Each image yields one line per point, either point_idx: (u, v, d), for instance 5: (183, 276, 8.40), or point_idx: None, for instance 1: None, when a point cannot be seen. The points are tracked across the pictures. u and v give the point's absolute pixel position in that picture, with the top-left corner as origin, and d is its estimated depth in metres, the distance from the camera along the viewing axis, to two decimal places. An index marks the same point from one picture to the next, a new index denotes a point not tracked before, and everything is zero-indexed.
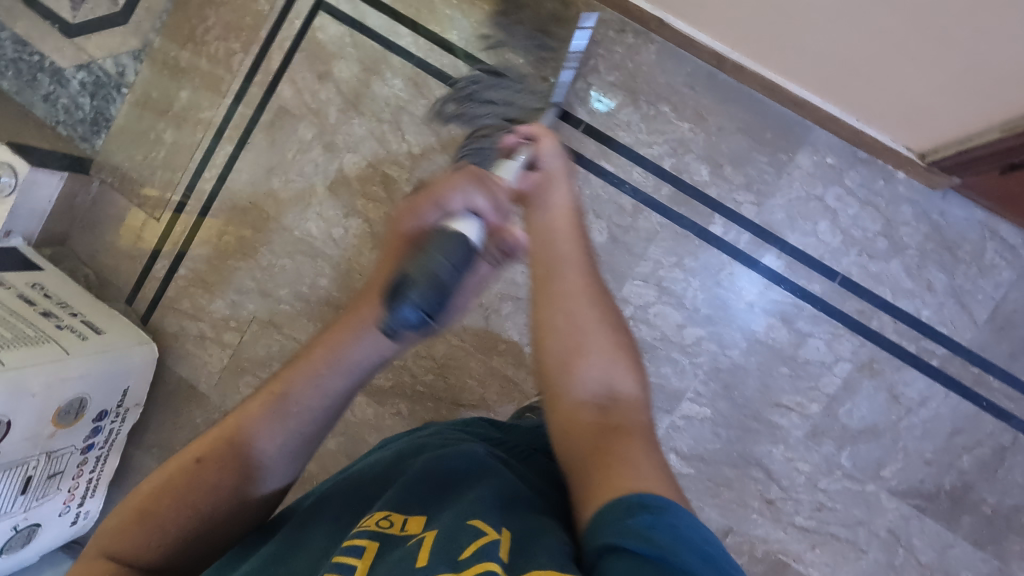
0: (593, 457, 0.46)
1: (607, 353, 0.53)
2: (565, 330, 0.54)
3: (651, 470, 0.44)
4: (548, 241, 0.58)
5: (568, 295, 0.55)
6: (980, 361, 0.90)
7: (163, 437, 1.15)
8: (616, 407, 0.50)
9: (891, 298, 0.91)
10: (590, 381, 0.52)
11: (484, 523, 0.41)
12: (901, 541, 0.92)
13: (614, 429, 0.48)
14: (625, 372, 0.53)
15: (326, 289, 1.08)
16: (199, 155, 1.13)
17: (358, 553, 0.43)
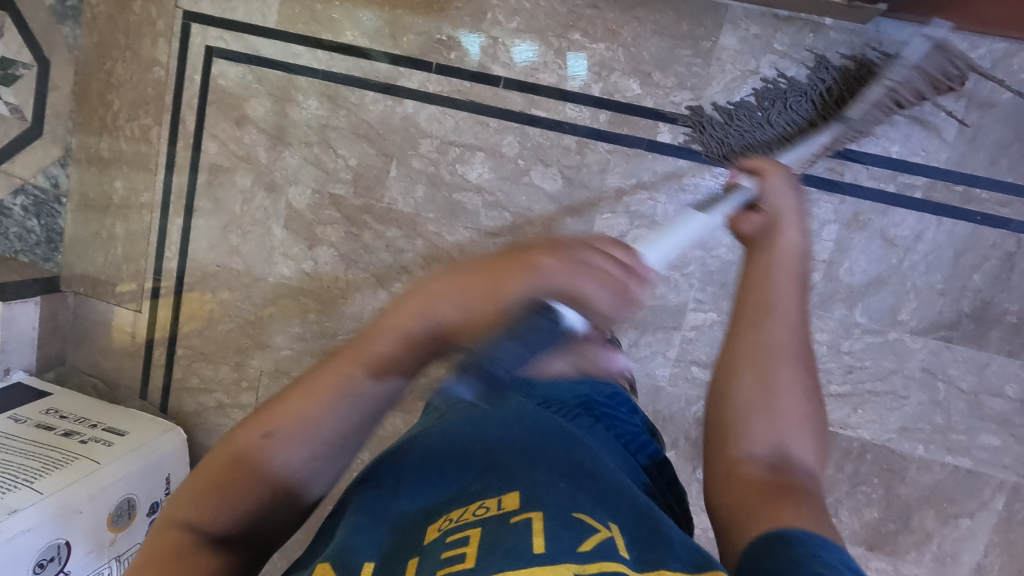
0: (750, 503, 0.46)
1: (822, 433, 0.50)
2: (763, 351, 0.51)
3: (835, 540, 0.42)
4: (764, 290, 0.53)
5: (770, 345, 0.51)
6: (963, 177, 0.87)
7: None
8: (811, 484, 0.47)
9: (856, 146, 0.89)
10: (758, 428, 0.49)
11: (593, 519, 0.47)
12: (938, 375, 0.91)
13: (780, 493, 0.46)
14: (805, 438, 0.49)
15: (318, 323, 1.09)
16: (154, 237, 1.13)
17: (467, 539, 0.45)
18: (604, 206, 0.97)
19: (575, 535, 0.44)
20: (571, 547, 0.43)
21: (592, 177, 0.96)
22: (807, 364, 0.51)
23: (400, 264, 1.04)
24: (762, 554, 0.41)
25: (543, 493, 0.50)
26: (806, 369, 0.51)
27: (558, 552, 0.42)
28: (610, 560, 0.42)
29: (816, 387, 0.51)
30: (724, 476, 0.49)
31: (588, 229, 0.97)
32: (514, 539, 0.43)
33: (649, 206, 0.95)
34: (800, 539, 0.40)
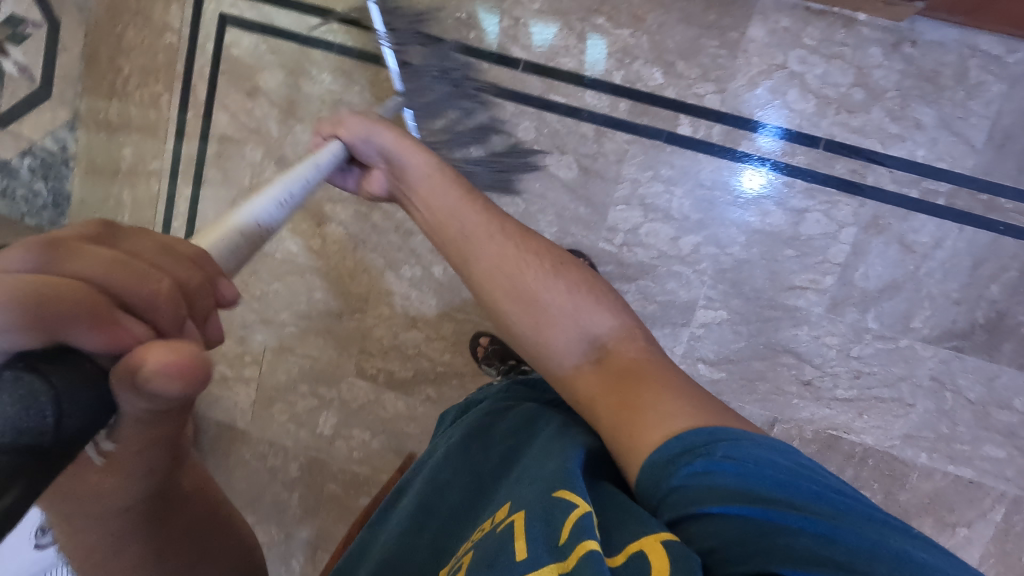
0: (625, 415, 0.54)
1: (590, 294, 0.67)
2: (523, 292, 0.68)
3: (693, 407, 0.51)
4: (511, 258, 0.70)
5: (506, 273, 0.69)
6: (987, 185, 0.85)
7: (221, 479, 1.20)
8: (616, 339, 0.64)
9: (880, 148, 0.87)
10: (564, 337, 0.64)
11: (574, 498, 0.44)
12: (946, 384, 0.91)
13: (627, 392, 0.56)
14: (597, 312, 0.66)
15: (324, 301, 1.08)
16: (162, 206, 1.12)
17: (463, 566, 0.48)
18: (619, 196, 0.95)
19: (552, 528, 0.43)
20: (549, 545, 0.42)
21: (608, 167, 0.95)
22: (552, 257, 0.71)
23: (409, 245, 1.03)
24: (667, 469, 0.46)
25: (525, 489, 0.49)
26: (536, 253, 0.71)
27: (537, 554, 0.41)
28: (584, 541, 0.40)
29: (570, 262, 0.71)
30: (580, 399, 0.61)
31: (601, 220, 0.96)
32: (502, 550, 0.44)
33: (664, 199, 0.94)
34: (697, 447, 0.46)
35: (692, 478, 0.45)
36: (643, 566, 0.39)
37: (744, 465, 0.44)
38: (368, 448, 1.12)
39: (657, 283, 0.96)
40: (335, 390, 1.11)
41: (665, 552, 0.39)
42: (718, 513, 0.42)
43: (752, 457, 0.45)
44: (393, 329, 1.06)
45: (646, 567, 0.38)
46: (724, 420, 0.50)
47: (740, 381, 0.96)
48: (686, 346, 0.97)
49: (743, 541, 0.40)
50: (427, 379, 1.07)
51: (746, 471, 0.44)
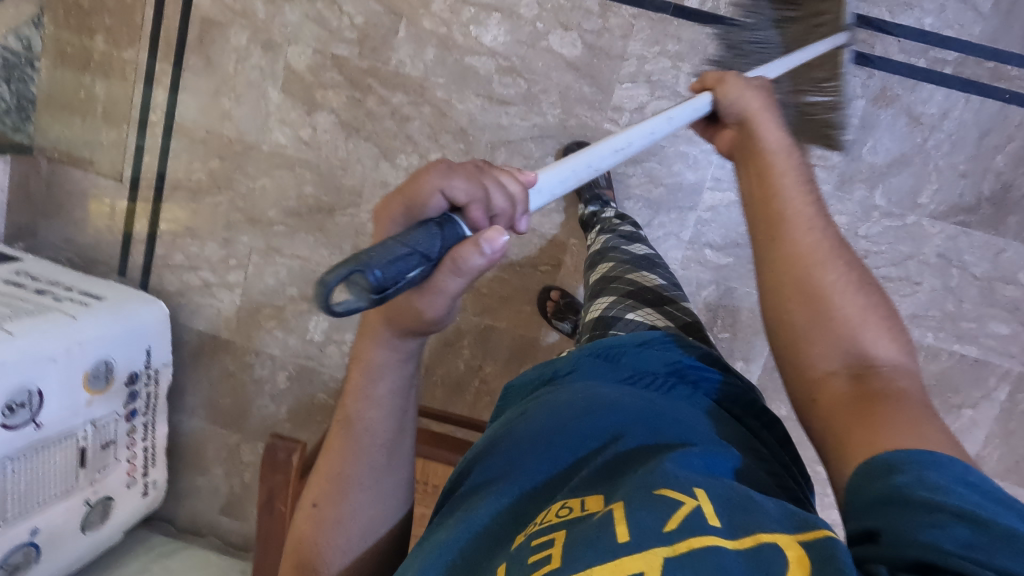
0: (863, 422, 0.42)
1: (885, 319, 0.49)
2: (803, 281, 0.51)
3: (960, 449, 0.38)
4: (783, 226, 0.54)
5: (803, 259, 0.52)
6: (995, 53, 0.85)
7: (204, 395, 1.14)
8: (893, 367, 0.46)
9: (888, 17, 0.86)
10: (831, 342, 0.48)
11: (676, 491, 0.38)
12: (953, 262, 0.90)
13: (881, 406, 0.42)
14: (889, 338, 0.47)
15: (314, 196, 1.03)
16: (138, 98, 1.06)
17: (554, 542, 0.37)
18: (624, 74, 0.92)
19: (659, 513, 0.36)
20: (654, 531, 0.35)
21: (613, 43, 0.91)
22: (853, 268, 0.52)
23: (405, 133, 0.99)
24: (869, 481, 0.37)
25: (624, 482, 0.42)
26: (846, 257, 0.52)
27: (646, 538, 0.35)
28: (702, 535, 0.35)
29: (880, 294, 0.51)
30: (815, 403, 0.47)
31: (606, 100, 0.93)
32: (597, 534, 0.36)
33: (672, 76, 0.91)
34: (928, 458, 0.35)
35: (903, 484, 0.35)
36: (777, 559, 0.33)
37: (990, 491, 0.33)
38: None
39: (664, 165, 0.93)
40: None
41: (805, 551, 0.33)
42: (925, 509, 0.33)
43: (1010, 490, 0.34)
44: None
45: (781, 557, 0.33)
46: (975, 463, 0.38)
47: (747, 266, 0.94)
48: (693, 231, 0.94)
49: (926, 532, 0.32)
50: None
51: (971, 491, 0.34)
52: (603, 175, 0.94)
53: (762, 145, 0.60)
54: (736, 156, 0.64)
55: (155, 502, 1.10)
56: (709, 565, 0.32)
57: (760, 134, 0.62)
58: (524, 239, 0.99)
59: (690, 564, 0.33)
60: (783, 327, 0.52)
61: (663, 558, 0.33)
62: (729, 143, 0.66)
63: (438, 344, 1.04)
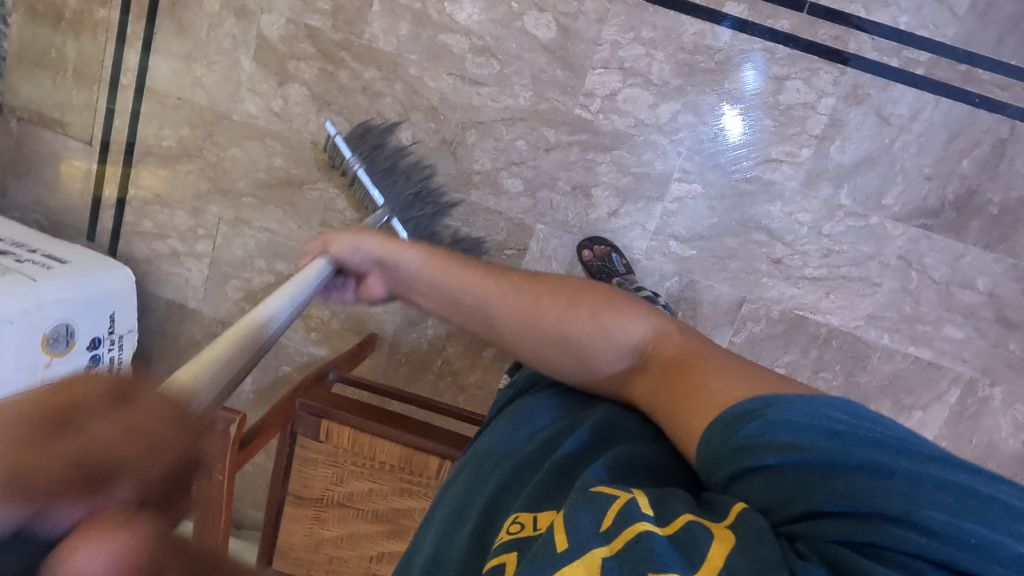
0: (677, 418, 0.51)
1: (615, 302, 0.60)
2: (554, 334, 0.60)
3: (754, 381, 0.48)
4: (513, 295, 0.63)
5: (527, 319, 0.62)
6: (968, 56, 0.84)
7: (170, 363, 1.15)
8: (659, 338, 0.58)
9: (864, 13, 0.85)
10: (607, 357, 0.59)
11: (611, 487, 0.41)
12: (913, 264, 0.91)
13: (682, 390, 0.51)
14: (625, 317, 0.59)
15: (284, 169, 1.03)
16: (109, 60, 1.04)
17: (505, 561, 0.41)
18: (597, 59, 0.91)
19: (594, 509, 0.38)
20: (592, 531, 0.37)
21: (588, 28, 0.90)
22: (553, 289, 0.63)
23: (376, 109, 0.98)
24: (731, 455, 0.43)
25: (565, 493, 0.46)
26: (569, 283, 0.63)
27: (586, 539, 0.37)
28: (635, 524, 0.37)
29: (586, 286, 0.62)
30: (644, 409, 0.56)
31: (578, 85, 0.92)
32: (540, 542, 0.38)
33: (645, 63, 0.90)
34: (767, 415, 0.42)
35: (753, 438, 0.42)
36: (702, 536, 0.36)
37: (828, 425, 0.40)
38: (328, 329, 1.08)
39: (633, 154, 0.93)
40: (294, 266, 1.06)
41: (728, 530, 0.37)
42: (812, 475, 0.38)
43: (833, 414, 0.41)
44: (357, 201, 1.02)
45: (708, 534, 0.36)
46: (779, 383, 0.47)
47: (711, 260, 0.95)
48: (659, 222, 0.95)
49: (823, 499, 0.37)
50: None
51: (821, 435, 0.39)
52: (613, 254, 0.94)
53: (433, 263, 0.66)
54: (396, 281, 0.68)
55: None
56: (644, 555, 0.35)
57: (351, 242, 0.65)
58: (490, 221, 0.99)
59: (626, 560, 0.35)
60: (584, 380, 0.60)
61: (602, 559, 0.35)
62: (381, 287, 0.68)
63: (403, 322, 1.05)
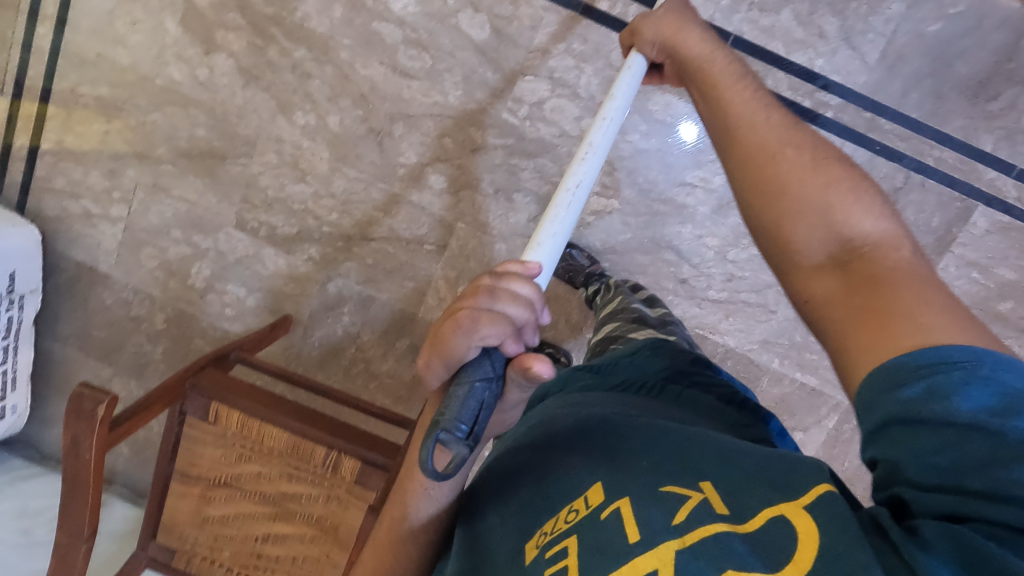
0: (869, 312, 0.41)
1: (853, 194, 0.47)
2: (774, 183, 0.49)
3: (963, 328, 0.38)
4: (724, 141, 0.53)
5: (752, 157, 0.51)
6: (873, 104, 0.89)
7: (78, 325, 1.12)
8: (884, 245, 0.44)
9: (784, 52, 0.89)
10: (813, 234, 0.46)
11: (681, 486, 0.41)
12: None
13: (879, 277, 0.42)
14: (867, 216, 0.46)
15: (206, 140, 1.00)
16: (27, 6, 0.99)
17: (568, 551, 0.41)
18: (528, 66, 0.92)
19: (666, 508, 0.39)
20: (664, 525, 0.38)
21: (521, 33, 0.91)
22: (815, 153, 0.50)
23: (304, 90, 0.96)
24: (883, 388, 0.37)
25: (626, 475, 0.43)
26: (814, 147, 0.50)
27: (657, 535, 0.38)
28: (705, 527, 0.37)
29: (855, 177, 0.48)
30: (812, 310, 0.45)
31: (507, 88, 0.93)
32: (610, 539, 0.39)
33: (574, 75, 0.92)
34: (934, 365, 0.36)
35: (921, 401, 0.35)
36: (786, 532, 0.36)
37: (993, 395, 0.34)
38: (243, 306, 1.07)
39: (556, 163, 0.95)
40: (211, 240, 1.05)
41: (808, 518, 0.36)
42: (921, 438, 0.35)
43: (980, 376, 0.35)
44: (280, 180, 1.01)
45: (789, 532, 0.36)
46: (987, 337, 0.38)
47: (622, 274, 0.98)
48: (576, 233, 0.97)
49: (949, 473, 0.34)
50: (312, 238, 1.03)
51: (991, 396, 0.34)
52: (572, 250, 0.96)
53: (713, 70, 0.57)
54: (674, 69, 0.62)
55: (13, 425, 1.09)
56: (720, 554, 0.36)
57: (655, 23, 0.61)
58: (414, 215, 0.99)
59: (701, 555, 0.36)
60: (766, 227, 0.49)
61: (675, 554, 0.37)
62: (671, 77, 0.64)
63: (320, 306, 1.05)
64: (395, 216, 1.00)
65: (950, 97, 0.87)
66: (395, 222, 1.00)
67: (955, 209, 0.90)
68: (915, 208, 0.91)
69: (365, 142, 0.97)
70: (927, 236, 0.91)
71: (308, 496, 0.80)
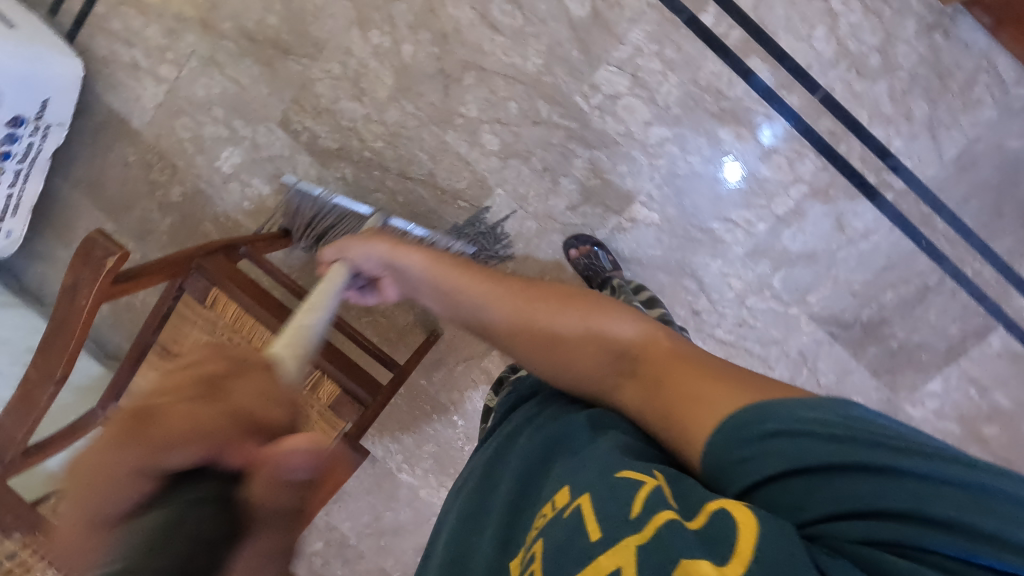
0: (673, 410, 0.47)
1: (603, 308, 0.56)
2: (546, 335, 0.56)
3: (736, 389, 0.44)
4: (503, 289, 0.60)
5: (523, 301, 0.58)
6: (933, 199, 0.88)
7: (93, 173, 1.10)
8: (647, 341, 0.53)
9: (865, 121, 0.87)
10: (597, 360, 0.54)
11: (634, 472, 0.41)
12: (807, 362, 0.95)
13: (662, 376, 0.49)
14: (618, 321, 0.55)
15: (275, 30, 0.98)
16: None
17: (536, 557, 0.41)
18: (615, 56, 0.90)
19: (621, 500, 0.39)
20: (619, 519, 0.38)
21: (619, 22, 0.89)
22: (553, 291, 0.59)
23: (387, 11, 0.95)
24: (742, 442, 0.41)
25: (577, 476, 0.44)
26: (549, 283, 0.60)
27: (614, 530, 0.38)
28: (659, 513, 0.37)
29: (574, 290, 0.59)
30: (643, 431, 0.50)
31: (587, 72, 0.92)
32: (573, 538, 0.39)
33: (656, 80, 0.90)
34: (766, 415, 0.41)
35: (776, 443, 0.39)
36: (728, 522, 0.36)
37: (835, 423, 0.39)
38: (262, 205, 1.06)
39: (610, 160, 0.94)
40: (250, 130, 1.03)
41: (754, 515, 0.36)
42: (838, 477, 0.37)
43: (827, 424, 0.39)
44: (336, 92, 0.99)
45: (729, 522, 0.36)
46: (778, 386, 0.44)
47: None
48: (608, 235, 0.96)
49: (837, 501, 0.36)
50: (349, 159, 1.01)
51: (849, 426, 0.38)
52: (598, 251, 0.95)
53: (436, 267, 0.63)
54: (404, 287, 0.67)
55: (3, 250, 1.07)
56: (672, 544, 0.36)
57: (363, 246, 0.65)
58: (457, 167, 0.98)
59: (654, 548, 0.36)
60: (580, 387, 0.55)
61: (633, 548, 0.36)
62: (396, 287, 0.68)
63: (336, 227, 1.04)
64: (438, 162, 0.99)
65: (1006, 215, 0.88)
66: (436, 168, 0.99)
67: (975, 323, 0.91)
68: (937, 311, 0.91)
69: (431, 82, 0.96)
70: (940, 340, 0.92)
71: None
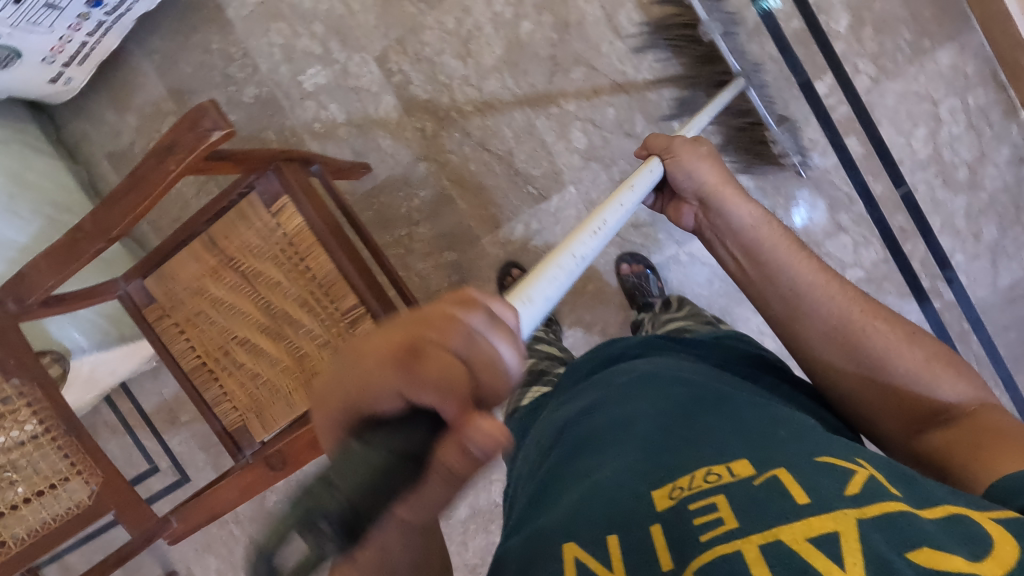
0: (977, 459, 0.46)
1: (934, 355, 0.55)
2: (872, 359, 0.55)
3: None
4: (805, 284, 0.60)
5: (847, 316, 0.57)
6: (975, 319, 0.91)
7: (170, 49, 1.07)
8: (978, 407, 0.51)
9: (936, 229, 0.90)
10: (910, 394, 0.54)
11: (842, 463, 0.41)
12: None
13: (982, 441, 0.47)
14: (953, 378, 0.53)
15: None
16: None
17: (717, 506, 0.39)
18: None
19: (836, 480, 0.39)
20: (837, 493, 0.37)
21: None
22: (894, 321, 0.57)
23: None
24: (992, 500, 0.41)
25: (769, 453, 0.43)
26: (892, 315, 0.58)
27: (830, 501, 0.37)
28: (886, 501, 0.36)
29: (930, 338, 0.57)
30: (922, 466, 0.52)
31: (692, 102, 0.93)
32: (771, 496, 0.38)
33: None
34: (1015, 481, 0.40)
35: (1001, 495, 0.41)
36: (976, 528, 0.34)
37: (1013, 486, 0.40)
38: (331, 131, 1.04)
39: None
40: (345, 56, 1.01)
41: (1000, 526, 0.35)
42: None
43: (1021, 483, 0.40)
44: (442, 46, 0.98)
45: (980, 529, 0.34)
46: None
47: None
48: (662, 262, 0.98)
49: None
50: (433, 113, 1.00)
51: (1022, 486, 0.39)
52: (649, 274, 0.95)
53: (766, 231, 0.64)
54: (715, 228, 0.68)
55: (54, 96, 1.03)
56: (907, 529, 0.34)
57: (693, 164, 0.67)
58: (536, 154, 0.98)
59: (886, 527, 0.34)
60: (860, 409, 0.56)
61: (855, 518, 0.35)
62: (693, 220, 0.71)
63: (399, 176, 1.03)
64: (520, 144, 0.99)
65: None
66: (516, 148, 0.99)
67: None
68: None
69: (539, 65, 0.96)
70: None
71: (311, 331, 0.78)
